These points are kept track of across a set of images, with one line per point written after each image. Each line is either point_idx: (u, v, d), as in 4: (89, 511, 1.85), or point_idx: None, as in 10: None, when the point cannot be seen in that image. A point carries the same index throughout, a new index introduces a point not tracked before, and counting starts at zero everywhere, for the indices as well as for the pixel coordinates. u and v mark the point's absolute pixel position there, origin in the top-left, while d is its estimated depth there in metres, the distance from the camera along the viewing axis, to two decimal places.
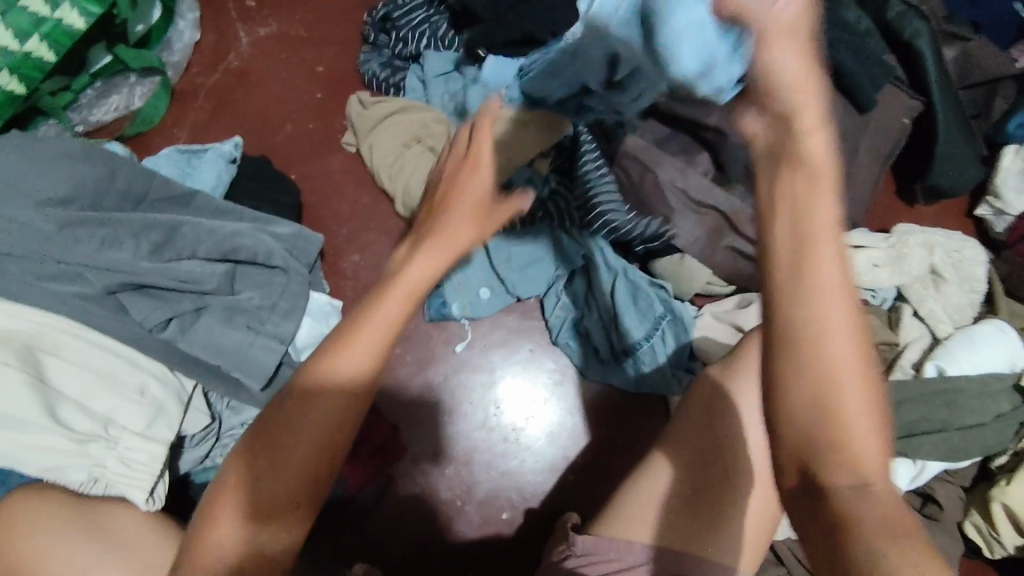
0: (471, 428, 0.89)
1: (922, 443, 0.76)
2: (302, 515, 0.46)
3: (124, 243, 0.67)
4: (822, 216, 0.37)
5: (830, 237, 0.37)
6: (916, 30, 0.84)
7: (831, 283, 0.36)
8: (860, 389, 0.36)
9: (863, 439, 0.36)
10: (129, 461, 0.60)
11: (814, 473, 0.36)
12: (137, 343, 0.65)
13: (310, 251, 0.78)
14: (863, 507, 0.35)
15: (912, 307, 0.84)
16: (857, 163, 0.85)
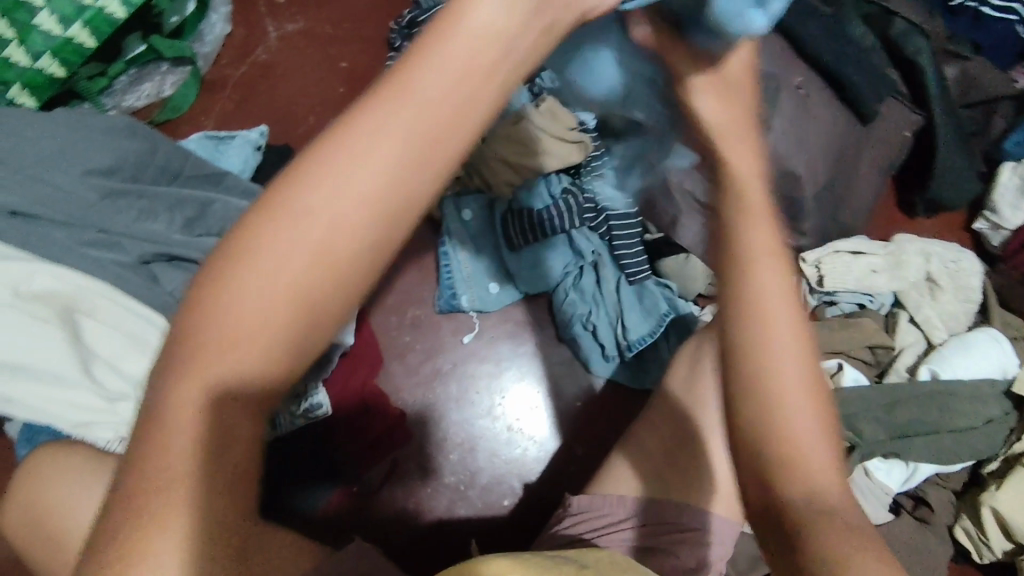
0: (477, 416, 0.91)
1: (913, 445, 0.79)
2: (204, 493, 0.33)
3: (159, 216, 0.72)
4: (760, 241, 0.42)
5: (765, 259, 0.42)
6: (918, 47, 0.88)
7: (762, 307, 0.42)
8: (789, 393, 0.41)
9: (786, 436, 0.41)
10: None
11: (770, 485, 0.41)
12: (164, 310, 0.69)
13: None
14: (810, 502, 0.40)
15: (908, 313, 0.86)
16: (859, 170, 0.89)
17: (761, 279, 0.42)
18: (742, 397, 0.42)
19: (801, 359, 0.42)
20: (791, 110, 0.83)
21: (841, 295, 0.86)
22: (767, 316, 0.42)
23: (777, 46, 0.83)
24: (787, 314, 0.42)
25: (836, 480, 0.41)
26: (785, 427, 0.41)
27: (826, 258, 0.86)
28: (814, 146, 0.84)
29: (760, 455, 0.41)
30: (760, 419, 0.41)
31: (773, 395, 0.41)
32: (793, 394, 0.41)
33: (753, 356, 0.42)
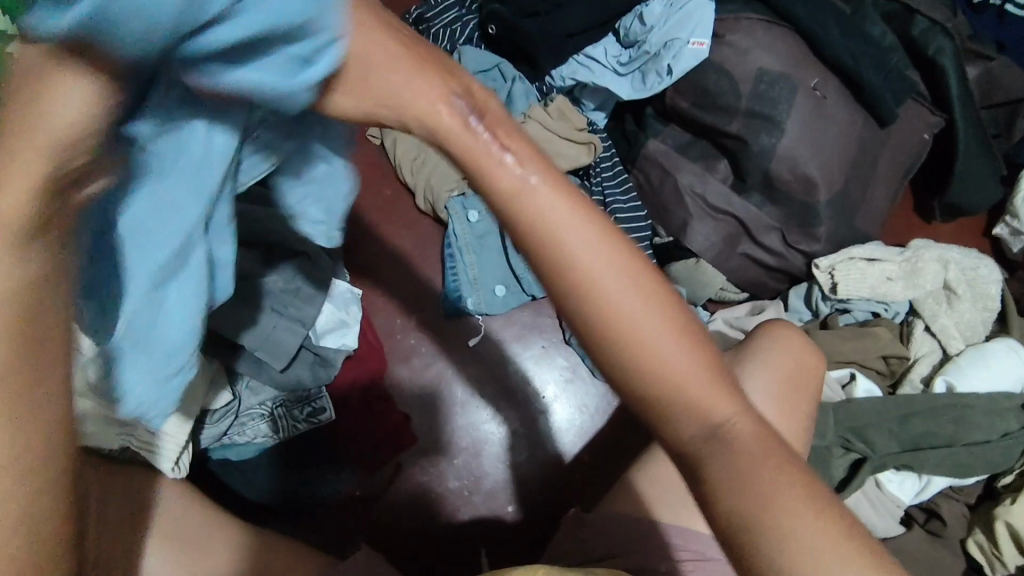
0: (483, 420, 0.90)
1: (927, 457, 0.77)
2: None
3: None
4: (544, 188, 0.37)
5: (563, 205, 0.36)
6: (940, 46, 0.85)
7: (589, 258, 0.36)
8: (653, 334, 0.36)
9: (681, 385, 0.37)
10: (160, 424, 0.57)
11: (672, 437, 0.38)
12: None
13: (334, 238, 0.80)
14: (722, 454, 0.37)
15: (924, 322, 0.83)
16: (875, 175, 0.86)
17: (547, 228, 0.36)
18: (612, 365, 0.37)
19: (638, 293, 0.37)
20: (805, 113, 0.81)
21: (853, 303, 0.84)
22: (590, 271, 0.36)
23: (793, 47, 0.81)
24: (603, 260, 0.36)
25: (745, 410, 0.39)
26: (658, 371, 0.36)
27: (840, 265, 0.83)
28: (829, 150, 0.82)
29: (654, 411, 0.38)
30: (626, 366, 0.37)
31: (628, 344, 0.36)
32: (653, 341, 0.36)
33: (596, 321, 0.37)
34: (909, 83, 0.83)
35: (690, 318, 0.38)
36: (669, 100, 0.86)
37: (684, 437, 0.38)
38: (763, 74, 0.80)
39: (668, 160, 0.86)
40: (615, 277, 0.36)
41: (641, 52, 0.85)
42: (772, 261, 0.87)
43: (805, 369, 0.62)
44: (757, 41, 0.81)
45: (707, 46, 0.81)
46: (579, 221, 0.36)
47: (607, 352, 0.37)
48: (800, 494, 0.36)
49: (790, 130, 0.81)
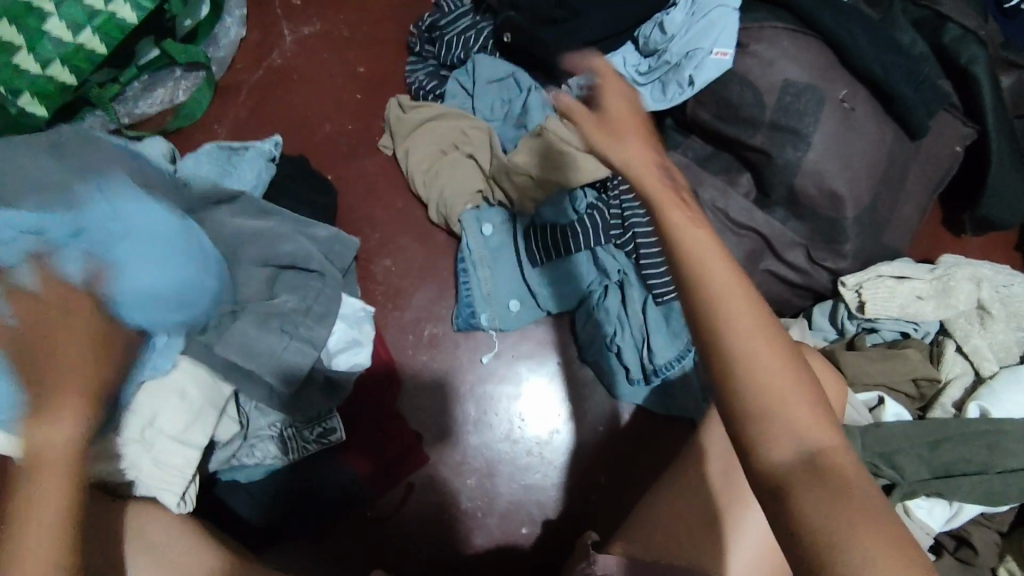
0: (496, 439, 0.88)
1: (959, 485, 0.74)
2: None
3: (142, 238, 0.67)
4: (685, 223, 0.45)
5: (704, 235, 0.44)
6: (973, 55, 0.82)
7: (721, 278, 0.42)
8: (763, 353, 0.41)
9: (781, 407, 0.41)
10: (164, 463, 0.63)
11: (761, 456, 0.41)
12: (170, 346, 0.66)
13: (346, 254, 0.81)
14: (808, 475, 0.39)
15: (956, 342, 0.81)
16: (905, 189, 0.83)
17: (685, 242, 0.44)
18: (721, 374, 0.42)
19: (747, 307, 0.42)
20: (833, 125, 0.78)
21: (882, 323, 0.81)
22: (721, 289, 0.42)
23: (819, 56, 0.78)
24: (722, 275, 0.43)
25: (843, 448, 0.41)
26: (766, 391, 0.40)
27: (868, 282, 0.80)
28: (857, 163, 0.79)
29: (750, 428, 0.41)
30: (731, 372, 0.41)
31: (742, 355, 0.41)
32: (762, 359, 0.41)
33: (717, 333, 0.42)
34: (941, 94, 0.80)
35: (796, 355, 0.43)
36: (690, 111, 0.84)
37: (771, 457, 0.40)
38: (790, 85, 0.77)
39: (688, 172, 0.84)
40: (727, 290, 0.42)
41: (662, 63, 0.83)
42: (796, 278, 0.84)
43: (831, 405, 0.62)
44: (783, 50, 0.78)
45: (731, 56, 0.79)
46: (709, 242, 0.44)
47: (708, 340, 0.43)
48: (872, 521, 0.37)
49: (817, 143, 0.78)
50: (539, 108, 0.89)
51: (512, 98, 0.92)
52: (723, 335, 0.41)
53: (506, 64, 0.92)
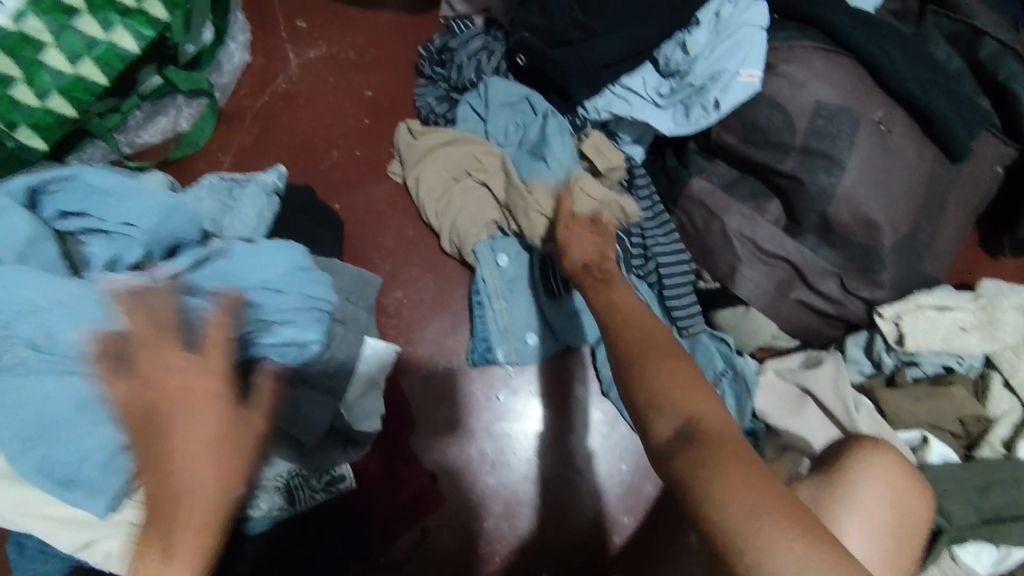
0: (514, 480, 0.84)
1: (1011, 530, 0.69)
2: None
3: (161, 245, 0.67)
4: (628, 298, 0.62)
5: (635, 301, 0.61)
6: (1012, 72, 0.78)
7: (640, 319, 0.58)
8: (663, 351, 0.53)
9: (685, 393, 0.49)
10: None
11: (651, 429, 0.49)
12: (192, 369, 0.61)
13: (369, 293, 0.80)
14: (694, 441, 0.46)
15: (1003, 375, 0.76)
16: (944, 213, 0.79)
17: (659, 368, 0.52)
18: (638, 368, 0.52)
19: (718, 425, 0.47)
20: (869, 149, 0.73)
21: (922, 356, 0.77)
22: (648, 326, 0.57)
23: (852, 76, 0.74)
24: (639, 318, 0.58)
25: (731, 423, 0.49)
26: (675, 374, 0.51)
27: (907, 314, 0.75)
28: (895, 189, 0.74)
29: (655, 406, 0.49)
30: (643, 367, 0.51)
31: (651, 350, 0.53)
32: (665, 353, 0.53)
33: (640, 345, 0.54)
34: (982, 114, 0.76)
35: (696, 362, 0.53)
36: (715, 136, 0.79)
37: (661, 428, 0.48)
38: (821, 108, 0.74)
39: (714, 200, 0.79)
40: (656, 339, 0.55)
41: (684, 85, 0.79)
42: (829, 308, 0.79)
43: (907, 507, 0.60)
44: (814, 70, 0.75)
45: (759, 78, 0.75)
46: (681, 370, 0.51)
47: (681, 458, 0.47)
48: (780, 514, 0.41)
49: (852, 169, 0.74)
50: (557, 135, 0.83)
51: (527, 125, 0.87)
52: (642, 344, 0.54)
53: (522, 86, 0.87)
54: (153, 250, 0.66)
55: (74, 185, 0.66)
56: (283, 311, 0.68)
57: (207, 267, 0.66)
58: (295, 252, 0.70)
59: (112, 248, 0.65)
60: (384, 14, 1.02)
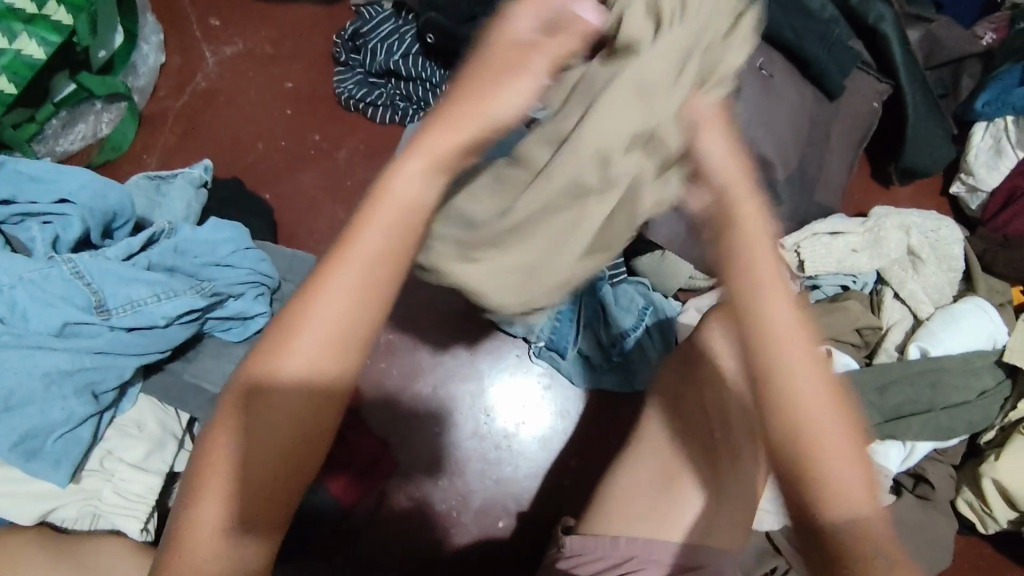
0: (464, 437, 0.88)
1: (910, 424, 0.77)
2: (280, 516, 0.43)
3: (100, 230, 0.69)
4: (763, 244, 0.44)
5: (770, 253, 0.44)
6: (881, 13, 0.85)
7: (778, 310, 0.44)
8: (813, 391, 0.43)
9: (837, 464, 0.43)
10: (125, 491, 0.63)
11: (810, 508, 0.43)
12: (148, 336, 0.65)
13: (305, 270, 0.82)
14: (857, 535, 0.42)
15: (893, 290, 0.84)
16: (830, 148, 0.86)
17: (793, 362, 0.43)
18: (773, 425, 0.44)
19: (849, 446, 0.43)
20: (755, 91, 0.80)
21: (822, 279, 0.84)
22: (781, 335, 0.43)
23: None
24: (784, 313, 0.44)
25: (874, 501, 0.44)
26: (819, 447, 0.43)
27: (805, 241, 0.83)
28: (782, 128, 0.81)
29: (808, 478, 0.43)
30: (790, 423, 0.43)
31: (795, 404, 0.43)
32: (814, 405, 0.43)
33: (781, 379, 0.43)
34: (853, 53, 0.83)
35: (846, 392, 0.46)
36: None
37: (827, 517, 0.42)
38: None
39: None
40: (809, 374, 0.43)
41: None
42: None
43: None
44: None
45: None
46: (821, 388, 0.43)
47: (821, 487, 0.42)
48: None
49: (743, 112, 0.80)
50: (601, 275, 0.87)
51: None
52: (775, 372, 0.43)
53: None
54: (90, 228, 0.67)
55: (2, 173, 0.67)
56: (236, 284, 0.71)
57: (161, 244, 0.70)
58: (243, 231, 0.74)
59: (51, 230, 0.65)
60: (295, 5, 1.04)
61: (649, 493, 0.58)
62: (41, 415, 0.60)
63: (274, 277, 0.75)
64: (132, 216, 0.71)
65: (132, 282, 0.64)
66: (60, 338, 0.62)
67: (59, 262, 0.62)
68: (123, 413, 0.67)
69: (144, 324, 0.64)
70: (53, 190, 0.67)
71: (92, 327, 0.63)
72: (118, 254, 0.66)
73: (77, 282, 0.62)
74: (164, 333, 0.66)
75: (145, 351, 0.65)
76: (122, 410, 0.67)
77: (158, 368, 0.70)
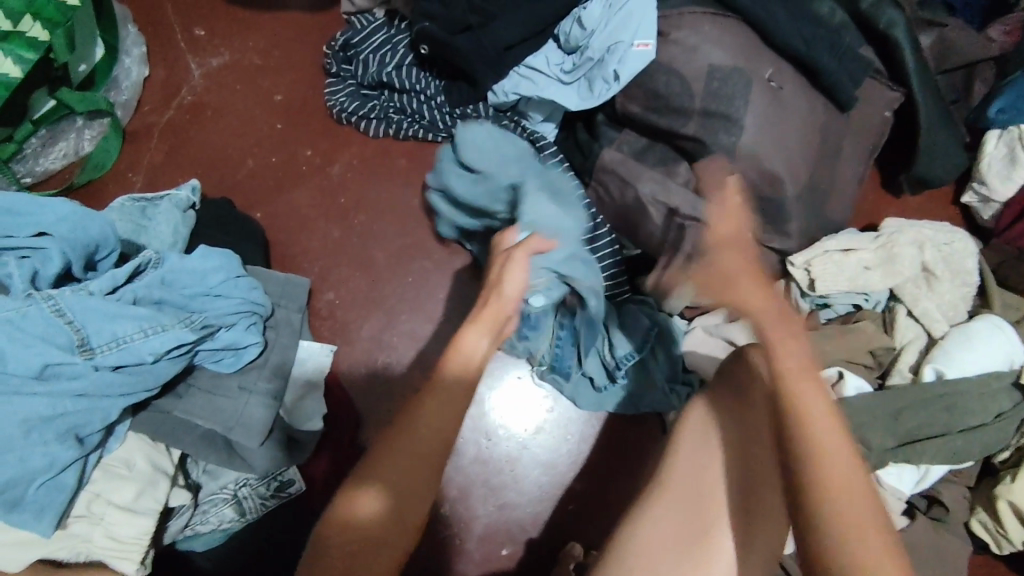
0: (467, 462, 0.86)
1: (924, 450, 0.74)
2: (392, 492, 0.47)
3: (79, 262, 0.66)
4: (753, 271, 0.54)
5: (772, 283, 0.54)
6: (892, 19, 0.81)
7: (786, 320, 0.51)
8: (806, 391, 0.47)
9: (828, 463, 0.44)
10: (116, 536, 0.60)
11: (815, 516, 0.43)
12: (137, 374, 0.62)
13: (299, 296, 0.79)
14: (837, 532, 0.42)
15: (906, 307, 0.82)
16: (840, 160, 0.83)
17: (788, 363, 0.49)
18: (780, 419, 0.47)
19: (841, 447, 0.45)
20: (763, 105, 0.77)
21: (834, 298, 0.82)
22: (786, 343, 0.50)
23: (740, 37, 0.78)
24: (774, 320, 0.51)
25: (869, 513, 0.42)
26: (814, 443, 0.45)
27: (816, 259, 0.80)
28: (791, 142, 0.78)
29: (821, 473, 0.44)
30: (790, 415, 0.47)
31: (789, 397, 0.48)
32: (803, 400, 0.47)
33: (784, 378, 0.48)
34: (866, 63, 0.80)
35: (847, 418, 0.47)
36: (620, 106, 0.82)
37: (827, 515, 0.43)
38: (714, 70, 0.77)
39: (626, 168, 0.82)
40: (801, 385, 0.48)
41: (585, 60, 0.83)
42: None
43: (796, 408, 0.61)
44: (704, 35, 0.78)
45: (652, 46, 0.79)
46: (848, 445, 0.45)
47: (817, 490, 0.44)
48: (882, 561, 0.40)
49: (748, 127, 0.77)
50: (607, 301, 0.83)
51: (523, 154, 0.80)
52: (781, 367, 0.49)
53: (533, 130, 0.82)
54: (71, 261, 0.64)
55: None
56: (227, 314, 0.68)
57: (146, 276, 0.66)
58: (233, 258, 0.70)
59: (30, 265, 0.62)
60: (284, 14, 1.00)
61: (667, 543, 0.55)
62: (24, 462, 0.57)
63: (266, 304, 0.72)
64: (115, 246, 0.68)
65: (117, 318, 0.61)
66: (41, 380, 0.59)
67: (38, 300, 0.59)
68: (111, 452, 0.64)
69: (131, 361, 0.61)
70: (30, 223, 0.64)
71: (75, 367, 0.59)
72: (101, 289, 0.63)
73: (58, 320, 0.60)
74: (153, 369, 0.63)
75: (130, 392, 0.62)
76: (109, 450, 0.64)
77: (146, 405, 0.67)
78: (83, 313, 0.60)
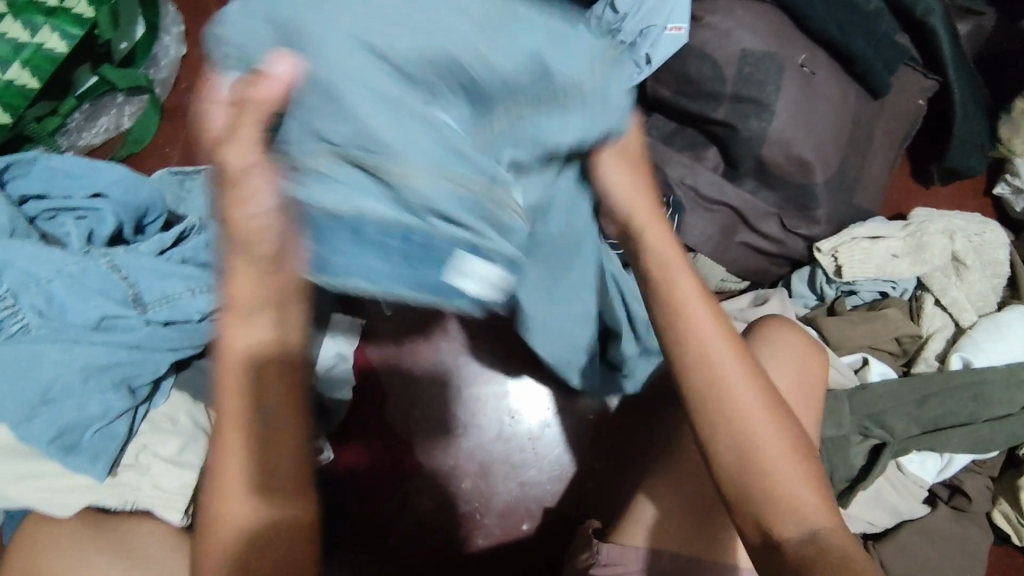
0: (488, 439, 0.87)
1: (949, 437, 0.74)
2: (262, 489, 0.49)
3: (131, 224, 0.68)
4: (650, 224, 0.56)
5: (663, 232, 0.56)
6: (928, 7, 0.79)
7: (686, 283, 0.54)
8: (722, 354, 0.52)
9: (750, 426, 0.50)
10: (162, 486, 0.62)
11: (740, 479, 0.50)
12: (185, 330, 0.64)
13: None
14: (758, 492, 0.49)
15: (934, 296, 0.81)
16: (871, 147, 0.83)
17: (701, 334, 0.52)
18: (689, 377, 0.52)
19: (753, 410, 0.51)
20: (795, 90, 0.77)
21: (860, 285, 0.82)
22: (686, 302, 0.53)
23: (775, 22, 0.78)
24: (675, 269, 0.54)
25: (779, 461, 0.50)
26: (726, 405, 0.51)
27: (844, 245, 0.80)
28: (822, 128, 0.78)
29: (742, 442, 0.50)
30: (703, 383, 0.51)
31: (702, 362, 0.52)
32: (720, 363, 0.51)
33: (690, 341, 0.52)
34: (901, 50, 0.80)
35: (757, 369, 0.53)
36: (651, 90, 0.83)
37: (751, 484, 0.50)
38: (747, 55, 0.77)
39: (655, 152, 0.83)
40: (706, 344, 0.52)
41: None
42: (771, 247, 0.83)
43: (813, 381, 0.61)
44: (738, 19, 0.79)
45: (686, 30, 0.78)
46: (768, 411, 0.51)
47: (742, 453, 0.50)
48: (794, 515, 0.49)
49: (780, 112, 0.77)
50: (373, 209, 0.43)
51: None
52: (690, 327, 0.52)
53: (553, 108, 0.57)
54: (123, 223, 0.66)
55: (36, 169, 0.67)
56: None
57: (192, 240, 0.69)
58: None
59: (87, 225, 0.65)
60: None
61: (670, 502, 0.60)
62: (81, 409, 0.58)
63: None
64: (162, 211, 0.70)
65: (168, 277, 0.64)
66: (98, 331, 0.61)
67: (96, 256, 0.62)
68: (157, 407, 0.66)
69: (179, 318, 0.64)
70: (86, 186, 0.66)
71: (129, 321, 0.62)
72: (151, 250, 0.65)
73: (114, 275, 0.62)
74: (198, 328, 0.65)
75: (177, 347, 0.64)
76: (155, 405, 0.66)
77: (188, 364, 0.69)
78: (139, 269, 0.63)
